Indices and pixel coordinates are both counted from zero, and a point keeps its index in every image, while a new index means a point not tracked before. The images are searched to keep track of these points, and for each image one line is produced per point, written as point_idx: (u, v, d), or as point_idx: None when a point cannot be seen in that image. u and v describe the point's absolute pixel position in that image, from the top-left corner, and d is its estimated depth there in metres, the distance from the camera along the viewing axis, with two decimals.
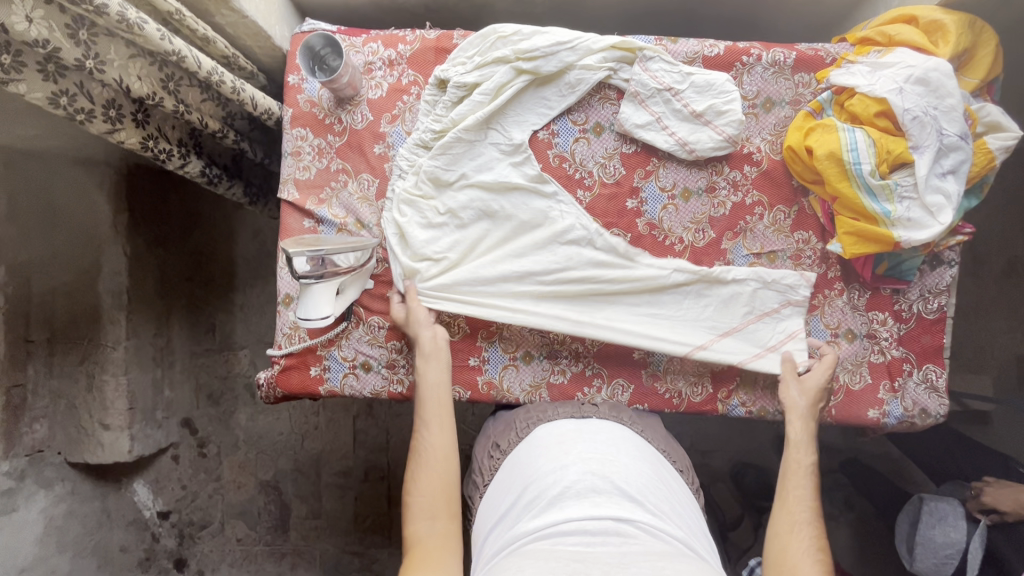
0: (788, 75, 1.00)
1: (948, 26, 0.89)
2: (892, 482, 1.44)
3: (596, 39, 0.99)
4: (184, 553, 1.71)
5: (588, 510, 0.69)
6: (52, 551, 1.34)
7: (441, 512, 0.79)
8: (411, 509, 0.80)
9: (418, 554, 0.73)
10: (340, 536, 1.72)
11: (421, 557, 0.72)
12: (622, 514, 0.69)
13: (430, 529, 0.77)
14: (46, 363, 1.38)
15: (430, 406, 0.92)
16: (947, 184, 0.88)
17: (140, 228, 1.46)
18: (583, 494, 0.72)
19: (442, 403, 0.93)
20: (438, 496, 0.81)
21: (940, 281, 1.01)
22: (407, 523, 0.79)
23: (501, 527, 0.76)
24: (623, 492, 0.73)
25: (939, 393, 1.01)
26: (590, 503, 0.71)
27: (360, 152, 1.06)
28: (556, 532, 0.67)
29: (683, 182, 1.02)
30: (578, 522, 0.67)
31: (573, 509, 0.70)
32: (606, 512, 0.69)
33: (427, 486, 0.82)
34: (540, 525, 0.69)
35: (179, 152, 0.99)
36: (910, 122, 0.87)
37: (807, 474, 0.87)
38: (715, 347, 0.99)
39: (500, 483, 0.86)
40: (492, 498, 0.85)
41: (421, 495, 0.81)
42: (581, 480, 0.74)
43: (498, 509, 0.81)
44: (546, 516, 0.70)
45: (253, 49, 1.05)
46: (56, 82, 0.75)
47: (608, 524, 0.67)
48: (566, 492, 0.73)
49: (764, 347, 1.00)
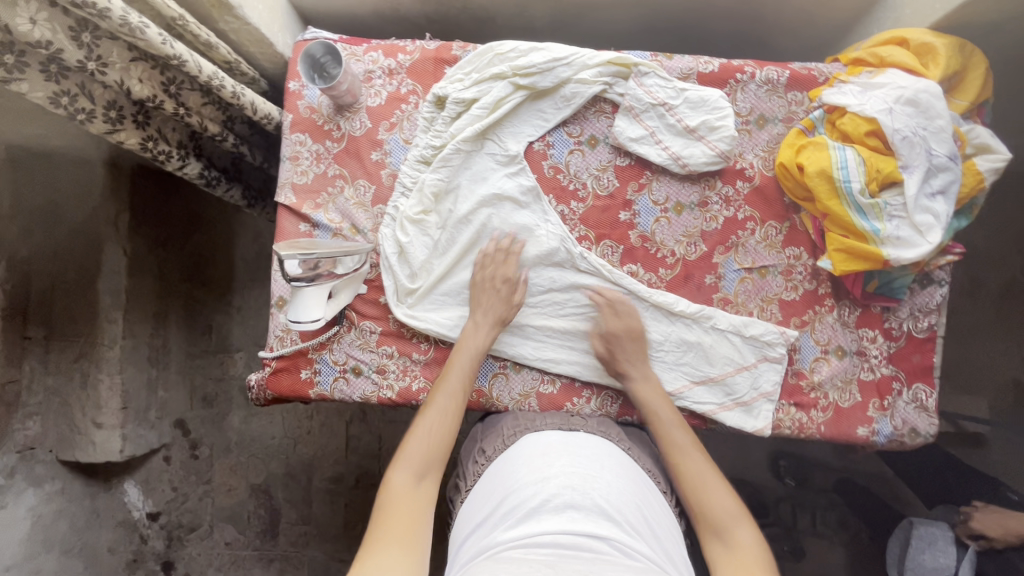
0: (781, 93, 1.02)
1: (938, 49, 0.90)
2: (885, 502, 1.43)
3: (592, 54, 1.00)
4: (172, 556, 1.69)
5: (564, 525, 0.69)
6: (39, 550, 1.33)
7: (427, 469, 0.78)
8: (399, 458, 0.79)
9: (393, 502, 0.73)
10: (330, 543, 1.71)
11: (394, 508, 0.71)
12: (597, 530, 0.69)
13: (410, 484, 0.75)
14: (42, 360, 1.38)
15: (456, 373, 0.92)
16: (936, 205, 0.89)
17: (141, 228, 1.47)
18: (560, 509, 0.72)
19: (465, 376, 0.92)
20: (428, 452, 0.80)
21: (929, 300, 1.01)
22: (390, 468, 0.78)
23: (476, 536, 0.76)
24: (601, 508, 0.73)
25: (929, 413, 1.01)
26: (567, 518, 0.70)
27: (358, 159, 1.07)
28: (530, 541, 0.67)
29: (676, 197, 1.03)
30: (553, 535, 0.67)
31: (549, 522, 0.70)
32: (582, 528, 0.69)
33: (425, 444, 0.81)
34: (515, 535, 0.69)
35: (178, 154, 1.01)
36: (900, 142, 0.88)
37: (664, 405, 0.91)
38: (689, 393, 1.00)
39: (478, 492, 0.86)
40: (470, 507, 0.84)
41: (411, 448, 0.80)
42: (560, 494, 0.74)
43: (475, 518, 0.80)
44: (522, 527, 0.70)
45: (256, 55, 1.07)
46: (58, 82, 0.76)
47: (583, 539, 0.67)
48: (544, 505, 0.73)
49: (733, 399, 1.01)
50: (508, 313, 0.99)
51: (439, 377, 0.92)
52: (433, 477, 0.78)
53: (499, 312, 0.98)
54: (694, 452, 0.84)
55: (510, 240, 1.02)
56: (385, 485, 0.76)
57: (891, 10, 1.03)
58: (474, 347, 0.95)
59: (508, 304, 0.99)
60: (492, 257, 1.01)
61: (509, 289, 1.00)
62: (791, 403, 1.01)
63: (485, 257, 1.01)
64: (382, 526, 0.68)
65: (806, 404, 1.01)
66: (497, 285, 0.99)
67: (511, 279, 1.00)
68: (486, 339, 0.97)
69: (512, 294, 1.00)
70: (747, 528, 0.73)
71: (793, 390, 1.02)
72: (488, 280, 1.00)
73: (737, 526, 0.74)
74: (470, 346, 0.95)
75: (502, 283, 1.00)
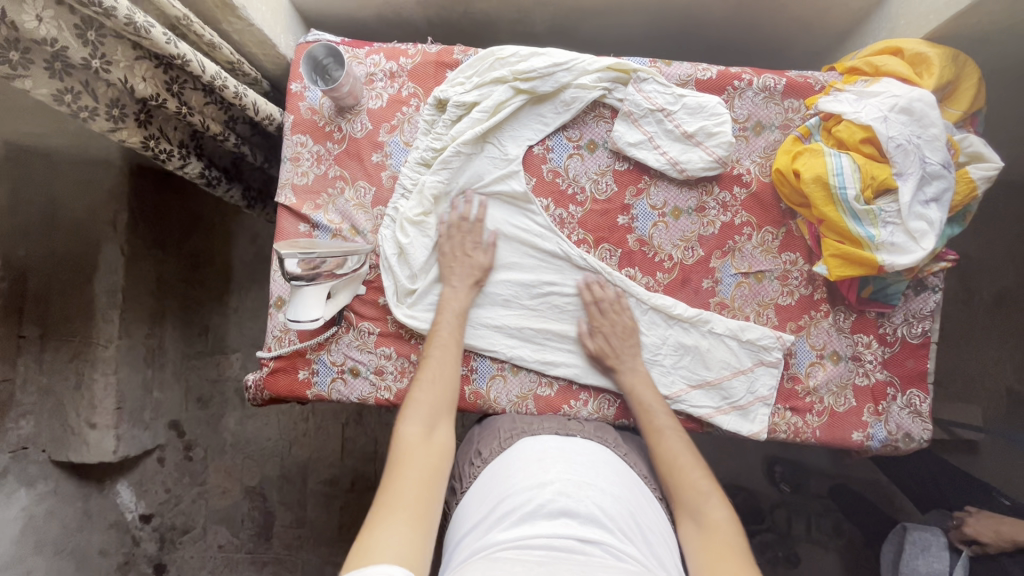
0: (778, 100, 1.03)
1: (932, 59, 0.92)
2: (880, 509, 1.44)
3: (591, 60, 1.02)
4: (165, 558, 1.66)
5: (557, 529, 0.70)
6: (30, 551, 1.31)
7: (433, 420, 0.84)
8: (405, 412, 0.84)
9: (407, 452, 0.78)
10: (324, 547, 1.70)
11: (407, 459, 0.77)
12: (590, 536, 0.69)
13: (418, 434, 0.81)
14: (37, 358, 1.37)
15: (445, 332, 0.97)
16: (930, 212, 0.90)
17: (139, 228, 1.47)
18: (554, 514, 0.72)
19: (452, 333, 0.97)
20: (431, 405, 0.86)
21: (923, 306, 1.02)
22: (398, 422, 0.83)
23: (471, 538, 0.76)
24: (595, 514, 0.73)
25: (923, 418, 1.01)
26: (561, 524, 0.71)
27: (358, 160, 1.08)
28: (523, 544, 0.67)
29: (674, 202, 1.04)
30: (545, 539, 0.68)
31: (543, 526, 0.70)
32: (575, 533, 0.69)
33: (427, 399, 0.87)
34: (508, 537, 0.70)
35: (179, 153, 1.01)
36: (894, 150, 0.89)
37: (649, 388, 0.96)
38: (685, 397, 1.01)
39: (473, 496, 0.86)
40: (465, 510, 0.85)
41: (416, 404, 0.85)
42: (555, 499, 0.74)
43: (469, 520, 0.80)
44: (516, 530, 0.71)
45: (258, 56, 1.07)
46: (62, 80, 0.77)
47: (575, 543, 0.67)
48: (539, 509, 0.73)
49: (729, 403, 1.01)
50: (484, 276, 1.02)
51: (429, 336, 0.97)
52: (440, 427, 0.84)
53: (474, 277, 1.02)
54: (675, 437, 0.89)
55: (473, 208, 1.04)
56: (395, 437, 0.81)
57: (886, 21, 1.05)
58: (456, 308, 0.99)
59: (481, 267, 1.02)
60: (459, 225, 1.03)
61: (479, 253, 1.03)
62: (786, 407, 1.02)
63: (451, 227, 1.03)
64: (401, 475, 0.74)
65: (802, 408, 1.02)
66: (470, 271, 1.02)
67: (479, 243, 1.03)
68: (467, 303, 1.00)
69: (480, 256, 1.03)
70: (720, 504, 0.78)
71: (788, 395, 1.02)
72: (458, 248, 1.03)
73: (712, 504, 0.79)
74: (455, 305, 1.00)
75: (470, 244, 1.03)
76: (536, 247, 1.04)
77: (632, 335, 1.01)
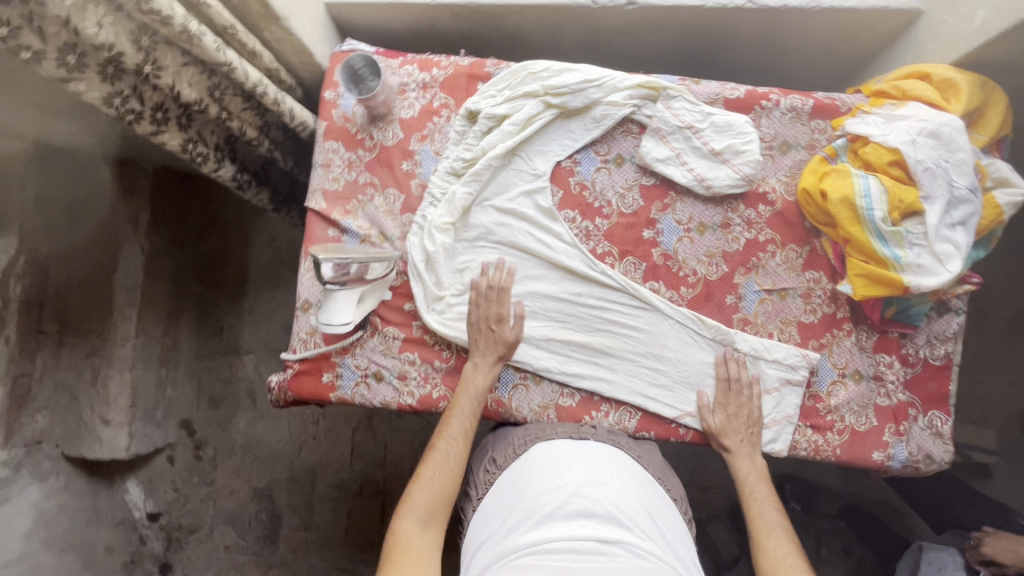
0: (805, 121, 1.04)
1: (960, 84, 0.93)
2: (890, 530, 1.43)
3: (622, 77, 1.04)
4: (171, 558, 1.69)
5: (576, 531, 0.71)
6: (40, 545, 1.32)
7: (431, 517, 0.84)
8: (405, 505, 0.85)
9: (401, 549, 0.80)
10: (330, 551, 1.70)
11: (400, 556, 0.78)
12: (610, 535, 0.70)
13: (414, 532, 0.82)
14: (54, 355, 1.37)
15: (458, 419, 0.95)
16: (956, 235, 0.91)
17: (159, 228, 1.51)
18: (572, 516, 0.73)
19: (470, 414, 0.96)
20: (431, 500, 0.86)
21: (946, 327, 1.03)
22: (398, 516, 0.84)
23: (490, 543, 0.77)
24: (613, 514, 0.74)
25: (944, 440, 1.02)
26: (579, 525, 0.72)
27: (389, 168, 1.09)
28: (544, 547, 0.69)
29: (699, 217, 1.06)
30: (566, 541, 0.69)
31: (562, 528, 0.71)
32: (594, 533, 0.70)
33: (430, 487, 0.87)
34: (528, 540, 0.71)
35: (214, 156, 1.04)
36: (922, 173, 0.91)
37: (759, 481, 0.95)
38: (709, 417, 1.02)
39: (490, 502, 0.87)
40: (483, 517, 0.85)
41: (416, 493, 0.86)
42: (572, 501, 0.75)
43: (488, 528, 0.81)
44: (536, 533, 0.72)
45: (296, 64, 1.10)
46: (113, 83, 0.79)
47: (595, 544, 0.69)
48: (556, 512, 0.74)
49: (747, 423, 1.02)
50: (508, 352, 1.01)
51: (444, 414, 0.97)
52: (436, 522, 0.84)
53: (499, 351, 1.01)
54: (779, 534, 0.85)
55: (499, 275, 1.04)
56: (392, 532, 0.82)
57: (913, 45, 1.07)
58: (479, 385, 0.99)
59: (505, 343, 1.01)
60: (485, 295, 1.03)
61: (505, 327, 1.02)
62: (807, 425, 1.02)
63: (478, 296, 1.03)
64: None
65: (823, 426, 1.02)
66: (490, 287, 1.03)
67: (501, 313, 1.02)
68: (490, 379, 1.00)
69: (506, 331, 1.02)
70: None
71: (809, 412, 1.03)
72: (485, 318, 1.02)
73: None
74: (472, 389, 0.99)
75: (496, 320, 1.02)
76: (561, 261, 1.05)
77: (757, 425, 1.00)
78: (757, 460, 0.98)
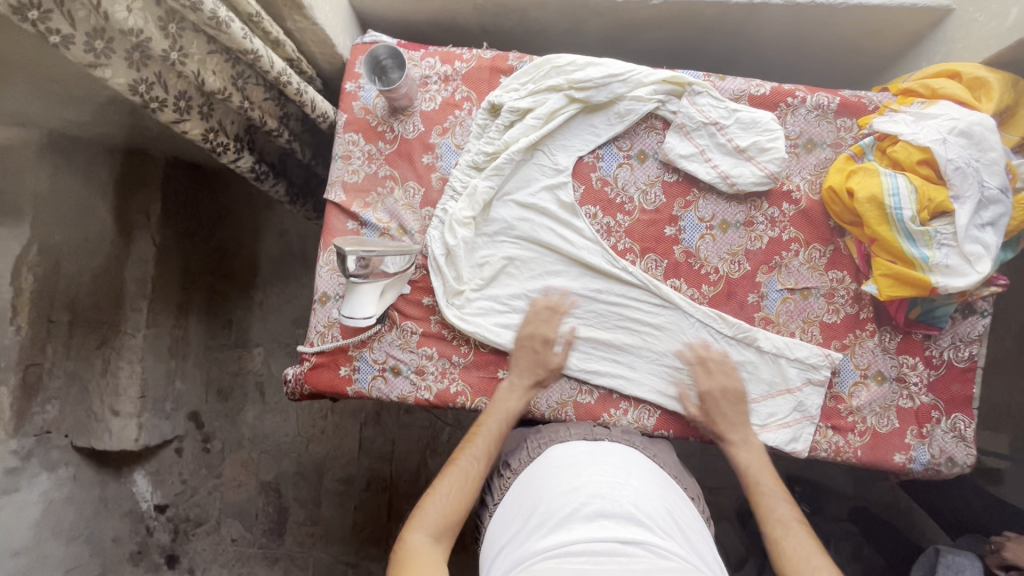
0: (831, 119, 1.03)
1: (991, 83, 0.92)
2: (901, 533, 1.43)
3: (647, 72, 1.03)
4: (177, 550, 1.67)
5: (596, 533, 0.69)
6: (48, 536, 1.30)
7: (443, 532, 0.80)
8: (418, 517, 0.80)
9: (410, 561, 0.74)
10: (337, 546, 1.69)
11: (413, 566, 0.73)
12: (630, 536, 0.69)
13: (424, 547, 0.76)
14: (65, 345, 1.35)
15: (483, 439, 0.91)
16: (986, 236, 0.90)
17: (170, 220, 1.50)
18: (591, 517, 0.72)
19: (494, 437, 0.92)
20: (445, 515, 0.81)
21: (972, 329, 1.02)
22: (409, 528, 0.79)
23: (509, 548, 0.75)
24: (632, 514, 0.73)
25: (967, 443, 1.01)
26: (598, 527, 0.70)
27: (409, 161, 1.08)
28: (564, 551, 0.67)
29: (722, 215, 1.05)
30: (585, 544, 0.67)
31: (581, 531, 0.70)
32: (614, 535, 0.69)
33: (444, 502, 0.83)
34: (548, 545, 0.69)
35: (234, 147, 1.02)
36: (953, 172, 0.89)
37: (764, 470, 0.93)
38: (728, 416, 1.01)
39: (507, 506, 0.85)
40: (501, 521, 0.83)
41: (429, 507, 0.82)
42: (590, 502, 0.74)
43: (506, 531, 0.79)
44: (554, 537, 0.70)
45: (317, 55, 1.09)
46: (138, 70, 0.78)
47: (616, 546, 0.67)
48: (575, 513, 0.73)
49: (764, 424, 1.01)
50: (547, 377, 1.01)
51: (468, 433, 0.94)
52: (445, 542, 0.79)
53: (538, 375, 1.00)
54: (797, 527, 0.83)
55: (560, 298, 1.04)
56: (401, 545, 0.77)
57: (942, 44, 1.05)
58: (509, 411, 0.96)
59: (550, 368, 1.01)
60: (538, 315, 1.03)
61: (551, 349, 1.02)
62: (828, 426, 1.01)
63: (533, 314, 1.03)
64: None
65: (843, 427, 1.01)
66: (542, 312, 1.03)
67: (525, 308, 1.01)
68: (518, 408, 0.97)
69: (552, 356, 1.02)
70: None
71: (830, 414, 1.02)
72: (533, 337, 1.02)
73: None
74: (501, 412, 0.95)
75: (543, 342, 1.02)
76: (583, 258, 1.04)
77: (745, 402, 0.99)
78: (753, 444, 0.97)
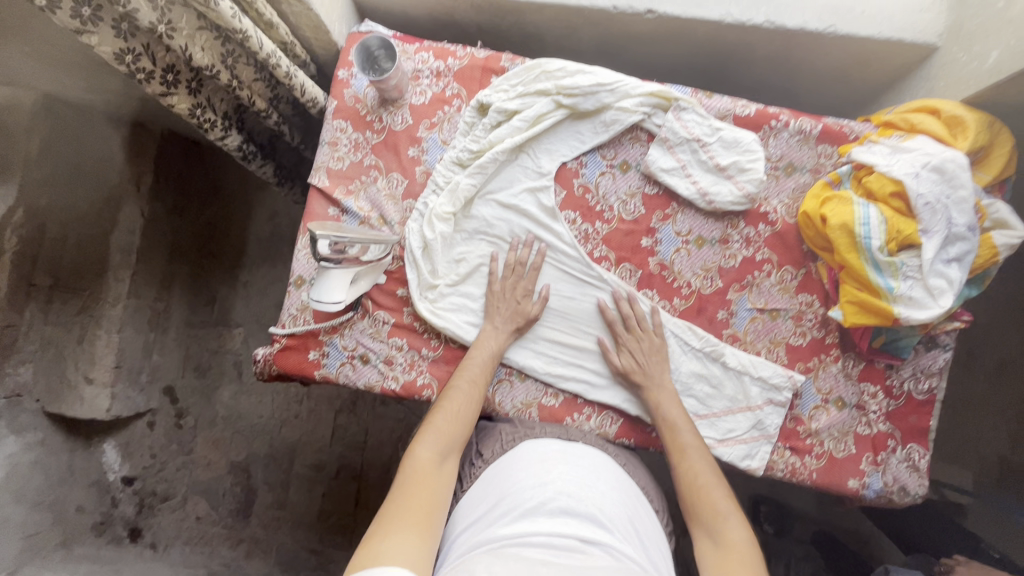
0: (812, 145, 1.05)
1: (969, 123, 0.93)
2: (862, 560, 1.43)
3: (635, 84, 1.04)
4: (140, 523, 1.60)
5: (558, 528, 0.68)
6: (11, 497, 1.26)
7: (448, 449, 0.82)
8: (427, 433, 0.82)
9: (412, 477, 0.75)
10: (302, 531, 1.67)
11: (412, 486, 0.74)
12: (591, 536, 0.67)
13: (430, 462, 0.78)
14: (42, 309, 1.32)
15: (476, 367, 0.96)
16: (950, 271, 0.92)
17: (161, 193, 1.50)
18: (555, 513, 0.70)
19: (483, 371, 0.96)
20: (448, 431, 0.84)
21: (933, 363, 1.03)
22: (415, 442, 0.81)
23: (470, 533, 0.73)
24: (595, 515, 0.71)
25: (920, 474, 1.02)
26: (561, 523, 0.69)
27: (394, 152, 1.09)
28: (523, 540, 0.66)
29: (698, 230, 1.06)
30: (545, 536, 0.66)
31: (543, 524, 0.68)
32: (576, 532, 0.67)
33: (446, 421, 0.85)
34: (509, 533, 0.68)
35: (222, 124, 1.03)
36: (922, 208, 0.91)
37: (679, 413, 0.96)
38: None
39: (471, 496, 0.83)
40: (464, 507, 0.81)
41: (433, 428, 0.83)
42: (556, 498, 0.73)
43: (469, 517, 0.77)
44: (516, 526, 0.69)
45: (311, 40, 1.10)
46: (126, 40, 0.79)
47: (575, 543, 0.66)
48: (540, 507, 0.71)
49: (720, 438, 1.02)
50: (525, 326, 1.03)
51: (460, 365, 0.97)
52: (451, 458, 0.82)
53: (517, 324, 1.02)
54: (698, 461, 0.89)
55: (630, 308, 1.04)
56: (409, 458, 0.78)
57: (926, 81, 1.08)
58: (492, 348, 0.99)
59: None
60: (512, 267, 1.04)
61: (529, 302, 1.03)
62: (786, 446, 1.02)
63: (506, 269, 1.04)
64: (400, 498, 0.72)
65: (801, 449, 1.02)
66: (516, 296, 1.03)
67: (531, 293, 1.04)
68: (503, 344, 1.01)
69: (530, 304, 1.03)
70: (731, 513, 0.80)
71: (789, 434, 1.03)
72: (508, 293, 1.03)
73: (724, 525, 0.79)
74: (487, 347, 1.00)
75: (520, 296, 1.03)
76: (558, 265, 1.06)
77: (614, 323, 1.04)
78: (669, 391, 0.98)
